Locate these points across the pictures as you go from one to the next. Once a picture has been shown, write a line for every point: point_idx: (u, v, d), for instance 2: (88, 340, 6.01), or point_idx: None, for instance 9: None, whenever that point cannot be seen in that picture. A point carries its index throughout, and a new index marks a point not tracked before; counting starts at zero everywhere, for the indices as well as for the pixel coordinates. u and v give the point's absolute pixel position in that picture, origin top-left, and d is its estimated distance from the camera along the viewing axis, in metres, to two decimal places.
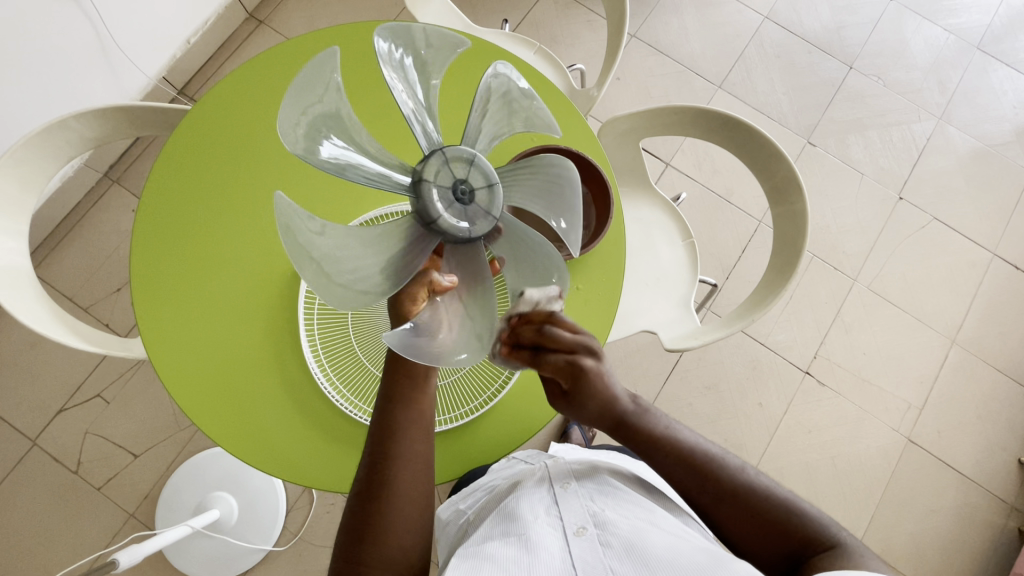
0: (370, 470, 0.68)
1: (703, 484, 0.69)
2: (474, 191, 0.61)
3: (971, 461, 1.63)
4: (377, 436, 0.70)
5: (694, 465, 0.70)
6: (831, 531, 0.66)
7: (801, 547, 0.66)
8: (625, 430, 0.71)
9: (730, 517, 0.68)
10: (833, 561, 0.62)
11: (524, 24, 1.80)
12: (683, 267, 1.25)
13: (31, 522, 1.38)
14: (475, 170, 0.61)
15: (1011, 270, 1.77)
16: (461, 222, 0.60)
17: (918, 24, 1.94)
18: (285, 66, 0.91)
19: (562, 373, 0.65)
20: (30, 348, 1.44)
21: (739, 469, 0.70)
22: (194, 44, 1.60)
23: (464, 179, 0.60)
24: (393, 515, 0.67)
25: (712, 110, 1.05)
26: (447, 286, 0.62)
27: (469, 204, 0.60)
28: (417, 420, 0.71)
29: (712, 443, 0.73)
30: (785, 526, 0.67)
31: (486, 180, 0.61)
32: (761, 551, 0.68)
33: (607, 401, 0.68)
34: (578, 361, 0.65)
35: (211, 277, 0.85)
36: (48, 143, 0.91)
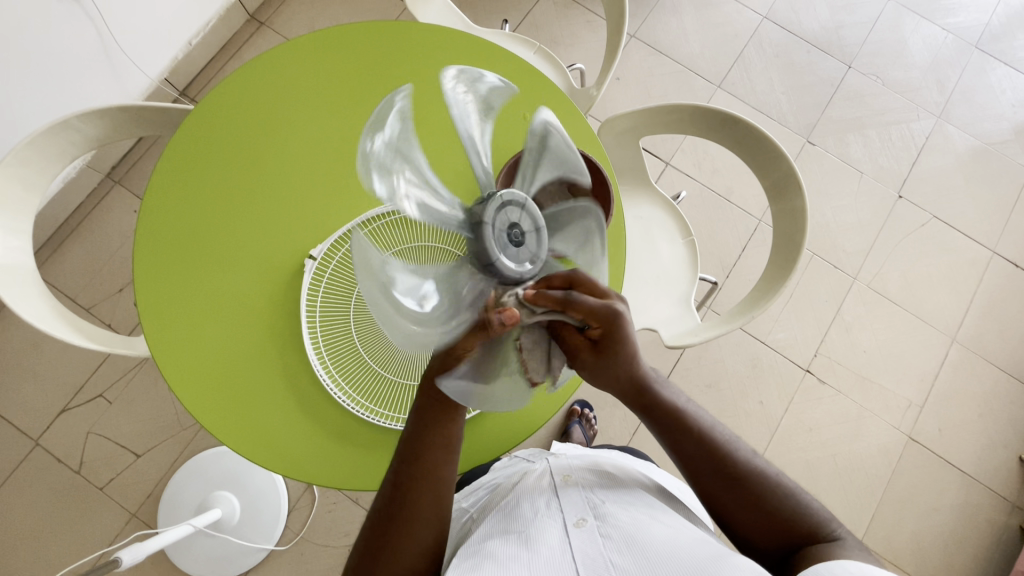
0: (393, 490, 0.68)
1: (715, 467, 0.69)
2: (528, 240, 0.60)
3: (971, 458, 1.63)
4: (404, 457, 0.69)
5: (709, 448, 0.70)
6: (833, 528, 0.66)
7: (799, 541, 0.66)
8: (648, 407, 0.71)
9: (737, 505, 0.68)
10: (830, 550, 0.62)
11: (524, 25, 1.81)
12: (683, 265, 1.26)
13: (33, 522, 1.38)
14: (535, 235, 0.61)
15: (1011, 268, 1.77)
16: (496, 248, 0.58)
17: (917, 24, 1.95)
18: (289, 64, 0.92)
19: (594, 319, 0.62)
20: (33, 349, 1.45)
21: (749, 456, 0.70)
22: (195, 46, 1.61)
23: (521, 228, 0.60)
24: (413, 537, 0.67)
25: (712, 109, 1.06)
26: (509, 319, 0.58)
27: (514, 247, 0.60)
28: (445, 446, 0.69)
29: (723, 427, 0.73)
30: (788, 519, 0.67)
31: (536, 252, 0.61)
32: (760, 540, 0.68)
33: (629, 372, 0.68)
34: (615, 309, 0.62)
35: (215, 274, 0.86)
36: (52, 143, 0.92)
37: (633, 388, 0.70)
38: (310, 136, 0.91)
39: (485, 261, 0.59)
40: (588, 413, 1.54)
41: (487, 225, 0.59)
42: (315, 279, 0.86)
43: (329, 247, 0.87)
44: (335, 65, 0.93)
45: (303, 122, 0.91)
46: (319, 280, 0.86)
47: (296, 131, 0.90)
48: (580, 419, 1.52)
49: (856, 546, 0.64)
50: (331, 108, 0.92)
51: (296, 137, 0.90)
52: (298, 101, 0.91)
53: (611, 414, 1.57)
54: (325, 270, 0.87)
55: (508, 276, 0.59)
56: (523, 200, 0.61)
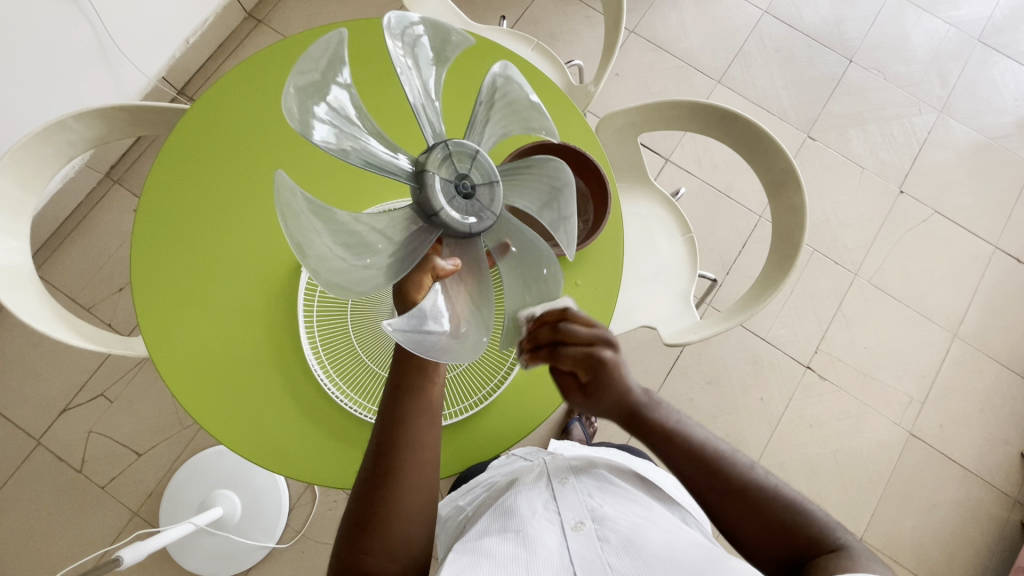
0: (376, 458, 0.68)
1: (707, 478, 0.69)
2: (479, 193, 0.62)
3: (973, 454, 1.63)
4: (384, 422, 0.69)
5: (701, 458, 0.70)
6: (837, 536, 0.66)
7: (806, 548, 0.66)
8: (640, 424, 0.70)
9: (736, 517, 0.68)
10: (841, 562, 0.62)
11: (523, 20, 1.80)
12: (682, 262, 1.25)
13: (35, 520, 1.39)
14: (486, 186, 0.62)
15: (1013, 262, 1.76)
16: (441, 200, 0.59)
17: (919, 17, 1.93)
18: (284, 63, 0.92)
19: (580, 367, 0.63)
20: (34, 349, 1.45)
21: (748, 468, 0.70)
22: (193, 44, 1.61)
23: (467, 175, 0.62)
24: (399, 502, 0.67)
25: (710, 104, 1.05)
26: (449, 270, 0.61)
27: (471, 199, 0.62)
28: (427, 409, 0.69)
29: (722, 441, 0.72)
30: (789, 528, 0.67)
31: (492, 199, 0.63)
32: (761, 550, 0.68)
33: (623, 395, 0.67)
34: (600, 354, 0.63)
35: (212, 273, 0.86)
36: (47, 144, 0.91)
37: (629, 411, 0.69)
38: (309, 134, 0.90)
39: (429, 212, 0.60)
40: None
41: (435, 178, 0.60)
42: (311, 286, 0.86)
43: None
44: None
45: None
46: (316, 278, 0.86)
47: (292, 129, 0.90)
48: (580, 416, 1.52)
49: (862, 554, 0.63)
50: None
51: (295, 135, 0.90)
52: None
53: None
54: None
55: (457, 230, 0.61)
56: (473, 152, 0.62)
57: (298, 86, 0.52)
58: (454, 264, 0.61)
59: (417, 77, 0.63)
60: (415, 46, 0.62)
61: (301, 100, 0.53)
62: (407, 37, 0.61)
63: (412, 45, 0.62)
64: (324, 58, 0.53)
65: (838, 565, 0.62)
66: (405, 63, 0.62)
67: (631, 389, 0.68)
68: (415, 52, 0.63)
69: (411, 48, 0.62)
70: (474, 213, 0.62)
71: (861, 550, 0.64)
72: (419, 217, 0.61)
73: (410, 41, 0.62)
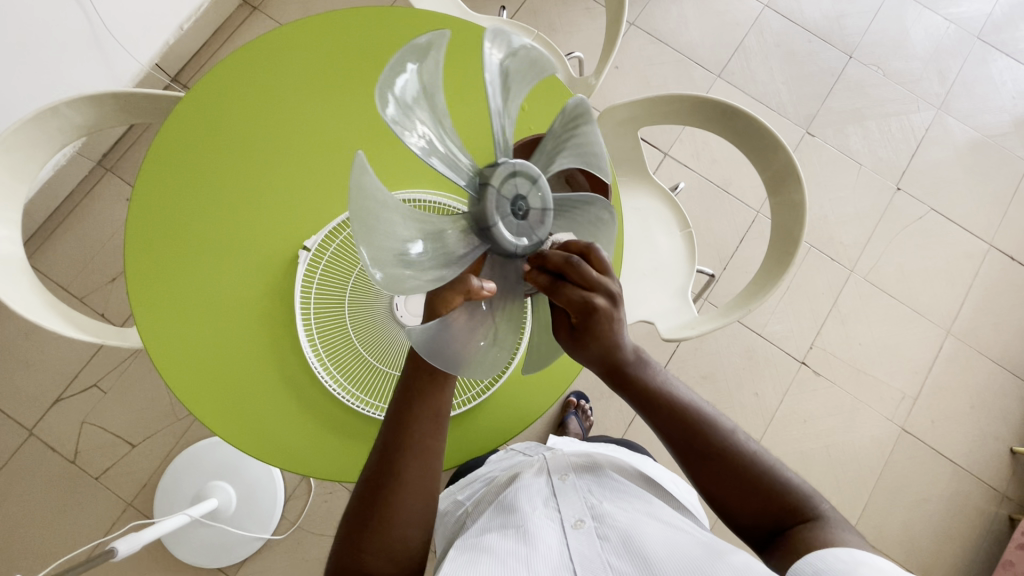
0: (379, 461, 0.68)
1: (689, 441, 0.69)
2: (532, 216, 0.63)
3: (963, 450, 1.64)
4: (391, 428, 0.68)
5: (685, 421, 0.69)
6: (815, 504, 0.67)
7: (781, 517, 0.66)
8: (621, 380, 0.68)
9: (717, 480, 0.68)
10: (816, 533, 0.63)
11: (523, 11, 1.78)
12: (680, 257, 1.25)
13: (27, 510, 1.38)
14: (538, 228, 0.63)
15: (1007, 260, 1.77)
16: (497, 214, 0.61)
17: (919, 13, 1.93)
18: (278, 52, 0.90)
19: (573, 308, 0.62)
20: (27, 338, 1.44)
21: (731, 433, 0.70)
22: (187, 30, 1.58)
23: (525, 196, 0.62)
24: (400, 506, 0.67)
25: (712, 99, 1.05)
26: (484, 295, 0.59)
27: (523, 221, 0.62)
28: (432, 415, 0.69)
29: (708, 404, 0.72)
30: (770, 494, 0.67)
31: (540, 237, 0.63)
32: (740, 511, 0.68)
33: (609, 348, 0.65)
34: (595, 301, 0.62)
35: (209, 270, 0.85)
36: (39, 131, 0.90)
37: (612, 367, 0.67)
38: (306, 126, 0.89)
39: (483, 222, 0.61)
40: (585, 403, 1.54)
41: (492, 187, 0.61)
42: (310, 269, 0.84)
43: (322, 239, 0.85)
44: (323, 52, 0.91)
45: (293, 111, 0.89)
46: (313, 273, 0.84)
47: (287, 121, 0.89)
48: (577, 410, 1.53)
49: (840, 525, 0.64)
50: (323, 97, 0.90)
51: (293, 129, 0.89)
52: (289, 90, 0.89)
53: (608, 405, 1.58)
54: (319, 263, 0.85)
55: (501, 245, 0.61)
56: (547, 205, 0.63)
57: (401, 55, 0.52)
58: (490, 289, 0.60)
59: (499, 85, 0.62)
60: (513, 56, 0.61)
61: (408, 56, 0.53)
62: (512, 48, 0.61)
63: (513, 56, 0.61)
64: (427, 45, 0.54)
65: (814, 536, 0.62)
66: (495, 72, 0.60)
67: (620, 345, 0.66)
68: (505, 65, 0.61)
69: (500, 58, 0.61)
70: (525, 235, 0.62)
71: (836, 521, 0.65)
72: (468, 228, 0.62)
73: (511, 52, 0.61)
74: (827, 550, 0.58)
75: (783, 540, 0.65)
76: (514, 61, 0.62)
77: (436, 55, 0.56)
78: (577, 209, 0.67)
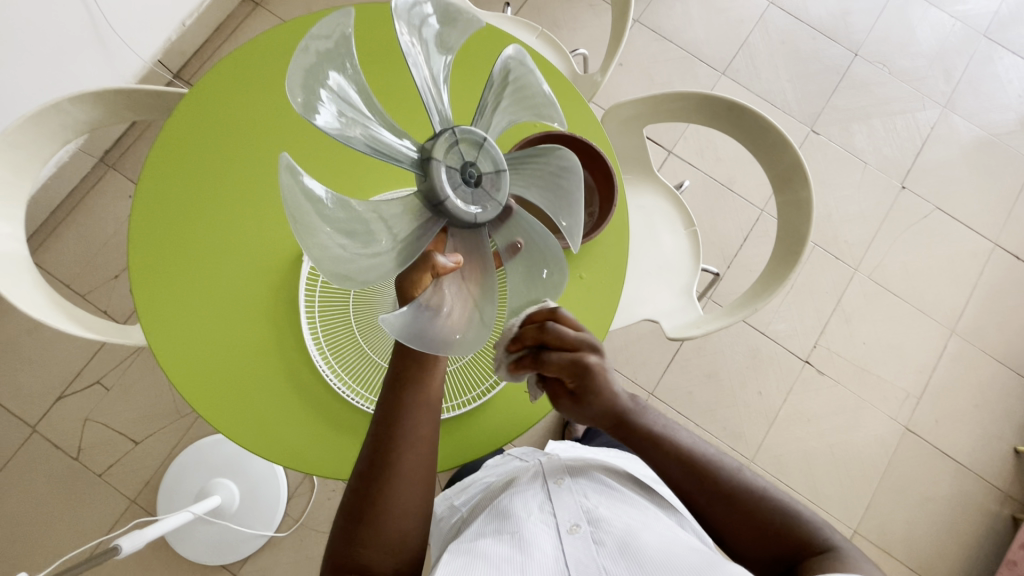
0: (373, 452, 0.68)
1: (694, 482, 0.70)
2: (486, 181, 0.61)
3: (967, 449, 1.64)
4: (382, 419, 0.69)
5: (689, 462, 0.70)
6: (827, 536, 0.66)
7: (794, 552, 0.66)
8: (626, 430, 0.73)
9: (726, 516, 0.68)
10: (826, 563, 0.61)
11: (527, 8, 1.77)
12: (685, 255, 1.25)
13: (30, 508, 1.38)
14: (493, 189, 0.62)
15: (1012, 260, 1.77)
16: (447, 186, 0.59)
17: (925, 10, 1.92)
18: (280, 48, 0.90)
19: (565, 371, 0.69)
20: (30, 335, 1.44)
21: (736, 471, 0.71)
22: (189, 26, 1.57)
23: (474, 162, 0.61)
24: (396, 495, 0.67)
25: (717, 97, 1.04)
26: (448, 268, 0.61)
27: (476, 188, 0.61)
28: (422, 402, 0.70)
29: (709, 445, 0.73)
30: (778, 527, 0.67)
31: (498, 197, 0.62)
32: (750, 546, 0.68)
33: (609, 400, 0.71)
34: (581, 359, 0.69)
35: (211, 267, 0.85)
36: (42, 128, 0.89)
37: (617, 419, 0.72)
38: (309, 122, 0.89)
39: (434, 198, 0.60)
40: None
41: (438, 161, 0.59)
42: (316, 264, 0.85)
43: None
44: None
45: (296, 107, 0.89)
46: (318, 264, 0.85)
47: (289, 117, 0.88)
48: None
49: (852, 555, 0.63)
50: None
51: (295, 126, 0.88)
52: None
53: None
54: None
55: (460, 218, 0.60)
56: (500, 165, 0.61)
57: (309, 56, 0.53)
58: (456, 261, 0.62)
59: (423, 62, 0.62)
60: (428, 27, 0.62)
61: (320, 52, 0.54)
62: (424, 19, 0.61)
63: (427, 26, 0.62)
64: (332, 33, 0.53)
65: (825, 565, 0.61)
66: (413, 48, 0.61)
67: (618, 395, 0.72)
68: (423, 37, 0.62)
69: (419, 31, 0.61)
70: (482, 202, 0.61)
71: (850, 552, 0.64)
72: (423, 207, 0.61)
73: (424, 23, 0.61)
74: None
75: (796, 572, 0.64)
76: (427, 28, 0.62)
77: (351, 46, 0.56)
78: (531, 164, 0.67)
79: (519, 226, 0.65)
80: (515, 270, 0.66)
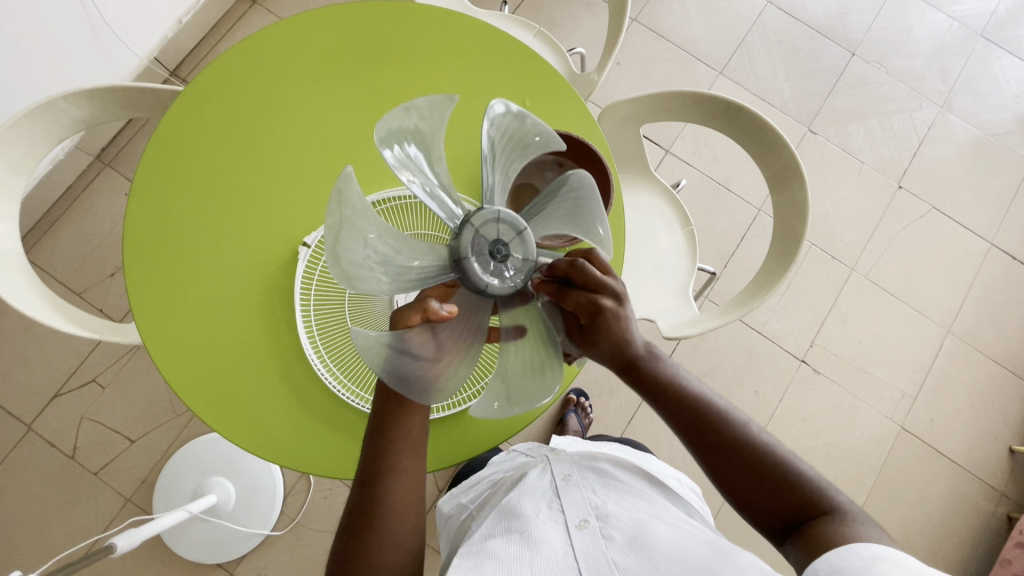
0: (362, 488, 0.68)
1: (701, 432, 0.70)
2: (510, 262, 0.61)
3: (962, 449, 1.65)
4: (369, 456, 0.69)
5: (698, 412, 0.70)
6: (832, 496, 0.66)
7: (799, 512, 0.66)
8: (635, 375, 0.69)
9: (732, 474, 0.68)
10: (833, 527, 0.62)
11: (524, 7, 1.77)
12: (682, 254, 1.25)
13: (26, 506, 1.38)
14: (514, 271, 0.62)
15: (1008, 259, 1.77)
16: (471, 250, 0.61)
17: (923, 10, 1.92)
18: (277, 46, 0.89)
19: (583, 311, 0.64)
20: (25, 333, 1.43)
21: (744, 425, 0.70)
22: (186, 24, 1.57)
23: (505, 241, 0.61)
24: (388, 530, 0.67)
25: (714, 96, 1.04)
26: (442, 314, 0.59)
27: (500, 264, 0.61)
28: (408, 438, 0.69)
29: (718, 397, 0.73)
30: (783, 486, 0.67)
31: (515, 282, 0.62)
32: (753, 500, 0.68)
33: (620, 343, 0.67)
34: (601, 301, 0.64)
35: (207, 266, 0.84)
36: (36, 124, 0.89)
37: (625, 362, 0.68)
38: (306, 122, 0.88)
39: (457, 256, 0.62)
40: (584, 401, 1.54)
41: (472, 225, 0.62)
42: (309, 268, 0.84)
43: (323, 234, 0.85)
44: (322, 44, 0.90)
45: (292, 106, 0.88)
46: (313, 268, 0.84)
47: (284, 116, 0.88)
48: (576, 408, 1.53)
49: (857, 517, 0.64)
50: (322, 91, 0.89)
51: (292, 125, 0.88)
52: (288, 83, 0.89)
53: (608, 403, 1.58)
54: (319, 259, 0.84)
55: (473, 281, 0.61)
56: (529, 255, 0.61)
57: (402, 111, 0.58)
58: (451, 310, 0.60)
59: (496, 153, 0.65)
60: (510, 129, 0.65)
61: (411, 114, 0.59)
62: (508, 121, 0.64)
63: (509, 130, 0.65)
64: (431, 106, 0.60)
65: (830, 530, 0.62)
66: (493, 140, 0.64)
67: (630, 341, 0.67)
68: (505, 137, 0.65)
69: (502, 131, 0.64)
70: (501, 278, 0.61)
71: (857, 515, 0.64)
72: (447, 259, 0.63)
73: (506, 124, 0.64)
74: (848, 546, 0.58)
75: (801, 535, 0.64)
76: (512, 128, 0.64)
77: (443, 120, 0.62)
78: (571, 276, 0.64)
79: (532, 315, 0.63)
80: (512, 353, 0.62)
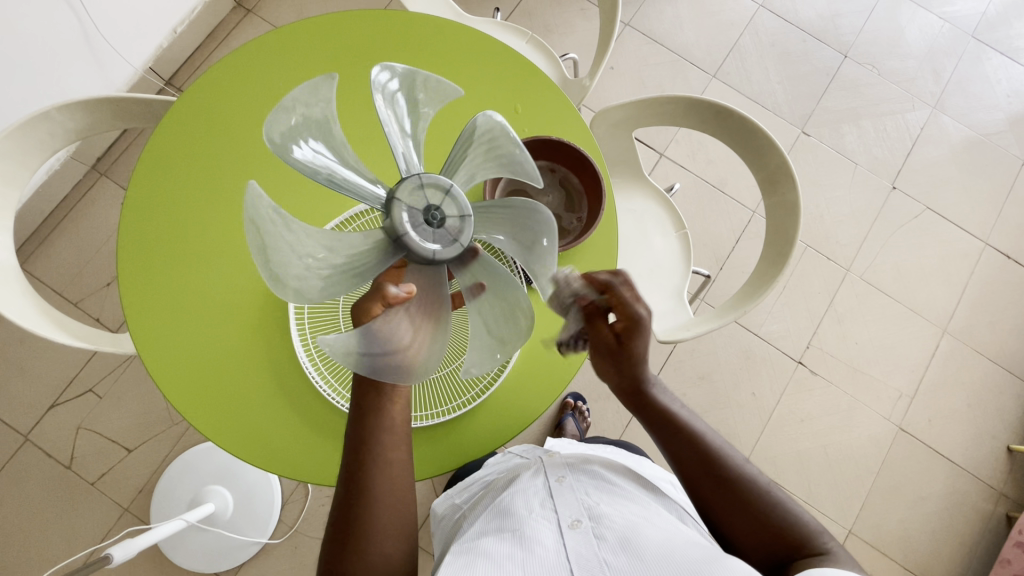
0: (348, 481, 0.68)
1: (700, 469, 0.71)
2: (448, 225, 0.60)
3: (960, 448, 1.65)
4: (352, 449, 0.68)
5: (697, 449, 0.72)
6: (823, 540, 0.67)
7: (789, 553, 0.67)
8: (641, 404, 0.74)
9: (728, 512, 0.70)
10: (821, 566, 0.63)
11: (517, 13, 1.78)
12: (676, 258, 1.25)
13: (24, 516, 1.38)
14: (453, 233, 0.60)
15: (1003, 259, 1.78)
16: (406, 224, 0.59)
17: (914, 12, 1.93)
18: (269, 55, 0.90)
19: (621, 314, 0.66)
20: (22, 345, 1.43)
21: (741, 465, 0.72)
22: (181, 34, 1.58)
23: (438, 206, 0.60)
24: (378, 523, 0.67)
25: (705, 100, 1.04)
26: (400, 296, 0.60)
27: (438, 229, 0.60)
28: (391, 428, 0.69)
29: (718, 436, 0.74)
30: (776, 525, 0.68)
31: (458, 240, 0.60)
32: (746, 537, 0.69)
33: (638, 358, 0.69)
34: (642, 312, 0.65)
35: (201, 274, 0.85)
36: (29, 136, 0.89)
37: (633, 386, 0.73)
38: None
39: (395, 234, 0.60)
40: (582, 405, 1.54)
41: (399, 201, 0.59)
42: None
43: None
44: (313, 53, 0.91)
45: None
46: None
47: None
48: (574, 412, 1.53)
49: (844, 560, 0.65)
50: None
51: None
52: (280, 91, 0.89)
53: (605, 406, 1.58)
54: None
55: (418, 253, 0.60)
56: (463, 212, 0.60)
57: (285, 106, 0.54)
58: (408, 290, 0.60)
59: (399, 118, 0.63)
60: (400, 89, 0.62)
61: (296, 108, 0.55)
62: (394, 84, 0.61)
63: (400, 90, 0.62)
64: (314, 93, 0.55)
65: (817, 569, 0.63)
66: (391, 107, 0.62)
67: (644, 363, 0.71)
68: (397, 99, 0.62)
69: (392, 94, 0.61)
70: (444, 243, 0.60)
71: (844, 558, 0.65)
72: (386, 240, 0.61)
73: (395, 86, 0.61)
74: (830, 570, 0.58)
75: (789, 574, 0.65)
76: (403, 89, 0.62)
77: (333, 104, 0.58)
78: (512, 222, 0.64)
79: (485, 269, 0.63)
80: (479, 313, 0.63)
